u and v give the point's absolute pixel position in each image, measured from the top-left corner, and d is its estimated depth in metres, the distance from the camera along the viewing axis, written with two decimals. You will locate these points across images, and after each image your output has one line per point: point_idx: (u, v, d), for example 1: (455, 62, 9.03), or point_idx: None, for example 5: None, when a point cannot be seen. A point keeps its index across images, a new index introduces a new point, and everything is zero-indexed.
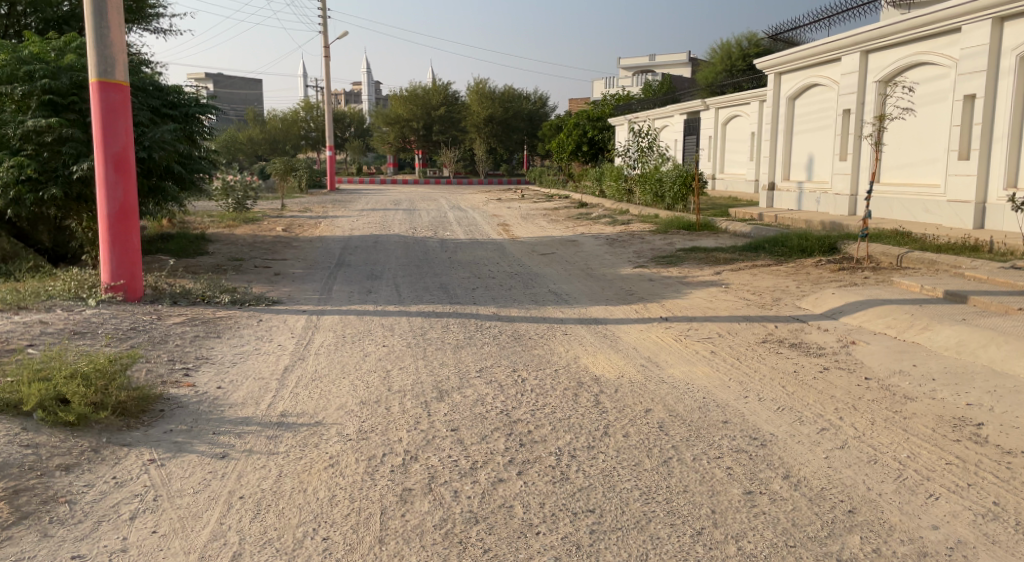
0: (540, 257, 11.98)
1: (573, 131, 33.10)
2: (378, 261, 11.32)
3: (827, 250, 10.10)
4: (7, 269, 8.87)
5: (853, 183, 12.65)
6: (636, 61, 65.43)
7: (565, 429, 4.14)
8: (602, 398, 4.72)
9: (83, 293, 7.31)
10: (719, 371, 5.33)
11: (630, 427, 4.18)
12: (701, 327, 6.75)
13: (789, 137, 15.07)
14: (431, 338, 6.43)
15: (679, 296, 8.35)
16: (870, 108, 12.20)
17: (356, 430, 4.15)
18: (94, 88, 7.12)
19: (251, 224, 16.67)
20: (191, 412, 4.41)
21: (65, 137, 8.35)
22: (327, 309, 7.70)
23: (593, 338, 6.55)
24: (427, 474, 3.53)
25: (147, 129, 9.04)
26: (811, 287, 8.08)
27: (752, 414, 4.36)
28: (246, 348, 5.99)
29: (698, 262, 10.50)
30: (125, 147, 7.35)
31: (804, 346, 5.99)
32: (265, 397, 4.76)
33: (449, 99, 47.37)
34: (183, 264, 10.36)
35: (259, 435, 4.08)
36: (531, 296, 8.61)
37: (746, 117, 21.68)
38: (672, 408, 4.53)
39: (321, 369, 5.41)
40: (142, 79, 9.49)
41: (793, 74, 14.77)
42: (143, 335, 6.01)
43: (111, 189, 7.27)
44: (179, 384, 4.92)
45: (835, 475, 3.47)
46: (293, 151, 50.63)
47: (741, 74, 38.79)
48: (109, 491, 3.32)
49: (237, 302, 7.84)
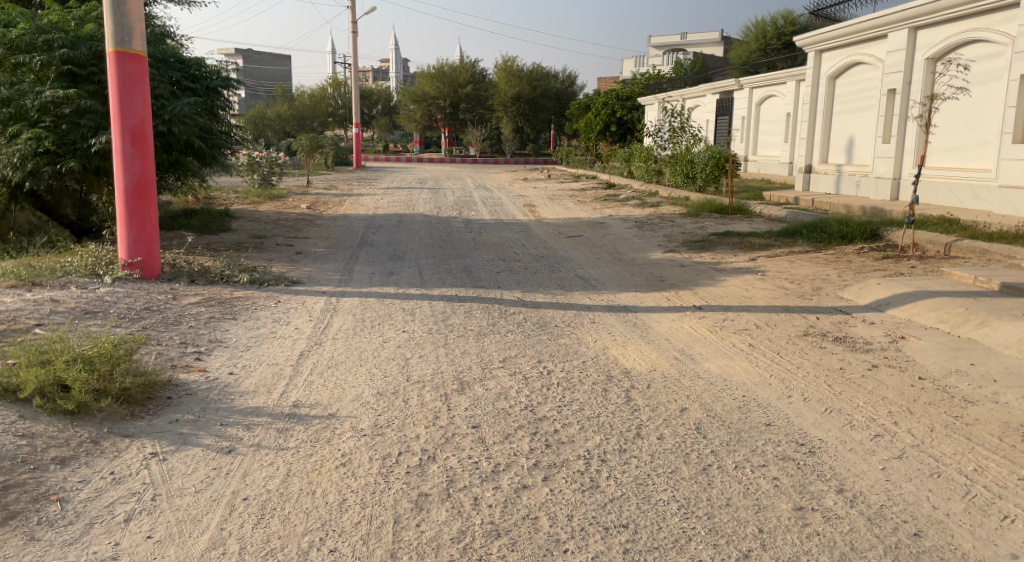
0: (567, 239, 11.66)
1: (601, 110, 32.51)
2: (401, 241, 11.07)
3: (869, 237, 9.64)
4: (25, 244, 8.80)
5: (896, 166, 12.09)
6: (667, 40, 64.40)
7: (594, 429, 3.85)
8: (634, 395, 4.41)
9: (100, 270, 7.14)
10: (759, 367, 4.98)
11: (665, 429, 3.87)
12: (738, 318, 6.39)
13: (828, 118, 14.47)
14: (453, 323, 6.15)
15: (713, 283, 7.96)
16: (917, 88, 11.60)
17: (371, 424, 3.90)
18: (110, 58, 6.89)
19: (276, 201, 16.52)
20: (199, 401, 4.19)
21: (83, 109, 8.19)
22: (348, 290, 7.46)
23: (623, 327, 6.23)
24: (445, 478, 3.27)
25: (167, 101, 8.82)
26: (853, 277, 7.65)
27: (797, 416, 4.03)
28: (262, 331, 5.76)
29: (732, 247, 10.09)
30: (142, 120, 7.12)
31: (849, 340, 5.61)
32: (278, 385, 4.52)
33: (476, 77, 46.98)
34: (204, 241, 10.20)
35: (269, 428, 3.85)
36: (557, 281, 8.29)
37: (781, 97, 20.96)
38: (709, 408, 4.20)
39: (337, 356, 5.16)
40: (164, 51, 9.25)
41: (834, 52, 14.13)
42: (156, 315, 5.82)
43: (128, 163, 7.07)
44: (189, 369, 4.70)
45: (895, 491, 3.13)
46: (320, 128, 50.59)
47: (776, 54, 37.62)
48: (105, 489, 3.13)
49: (256, 282, 7.62)
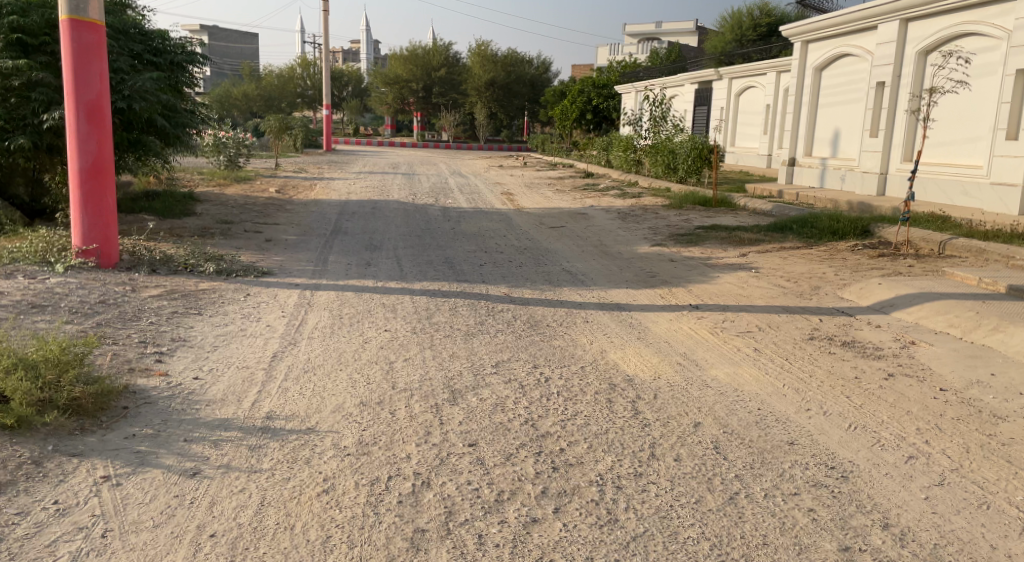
0: (549, 230, 11.28)
1: (577, 98, 32.18)
2: (377, 229, 10.57)
3: (860, 234, 9.45)
4: None
5: (883, 161, 11.93)
6: (642, 28, 64.39)
7: (604, 449, 3.48)
8: (641, 407, 4.06)
9: (51, 258, 6.55)
10: (770, 375, 4.67)
11: (681, 448, 3.52)
12: (738, 319, 6.08)
13: (813, 110, 14.27)
14: (438, 322, 5.74)
15: (706, 280, 7.66)
16: (908, 81, 11.42)
17: (356, 442, 3.49)
18: (64, 26, 6.28)
19: (243, 184, 15.84)
20: (160, 411, 3.72)
21: (35, 82, 7.55)
22: (323, 283, 6.99)
23: (619, 327, 5.88)
24: (443, 509, 2.88)
25: (127, 76, 8.19)
26: (851, 276, 7.40)
27: (821, 433, 3.73)
28: (230, 329, 5.28)
29: (721, 241, 9.81)
30: (100, 95, 6.55)
31: (858, 345, 5.35)
32: (248, 392, 4.07)
33: (450, 61, 46.16)
34: (166, 226, 9.60)
35: (239, 445, 3.41)
36: (544, 275, 7.91)
37: (761, 89, 20.78)
38: (725, 422, 3.87)
39: (314, 359, 4.71)
40: (124, 21, 8.62)
41: (821, 43, 13.89)
42: (113, 310, 5.30)
43: (84, 142, 6.49)
44: (148, 373, 4.22)
45: (946, 527, 2.86)
46: (289, 109, 49.35)
47: (752, 45, 37.44)
48: (46, 524, 2.67)
49: (223, 272, 7.10)
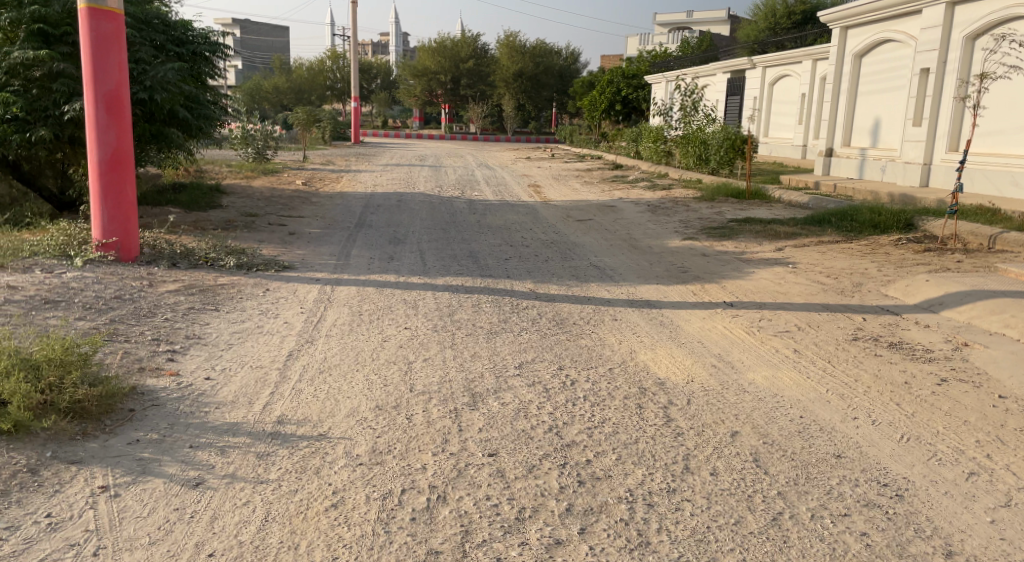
0: (577, 223, 11.01)
1: (607, 89, 31.75)
2: (401, 222, 10.40)
3: (903, 228, 9.02)
4: (15, 213, 8.19)
5: (927, 150, 11.44)
6: (673, 17, 63.59)
7: (633, 461, 3.23)
8: (674, 414, 3.79)
9: (71, 251, 6.48)
10: (811, 380, 4.37)
11: (717, 461, 3.25)
12: (775, 317, 5.77)
13: (852, 99, 13.75)
14: (460, 319, 5.53)
15: (741, 276, 7.33)
16: (955, 67, 10.91)
17: (369, 450, 3.29)
18: (83, 15, 6.16)
19: (270, 176, 15.79)
20: (167, 415, 3.56)
21: (56, 73, 7.48)
22: (344, 278, 6.82)
23: (649, 325, 5.61)
24: (460, 527, 2.68)
25: (149, 66, 8.07)
26: (896, 272, 7.03)
27: (870, 445, 3.44)
28: (246, 326, 5.11)
29: (755, 235, 9.45)
30: (120, 85, 6.43)
31: (906, 346, 5.02)
32: (261, 395, 3.90)
33: (478, 53, 45.89)
34: (190, 219, 9.52)
35: (246, 453, 3.23)
36: (571, 270, 7.65)
37: (796, 77, 20.20)
38: (764, 432, 3.60)
39: (330, 359, 4.52)
40: (146, 11, 8.51)
41: (861, 28, 13.36)
42: (128, 306, 5.17)
43: (103, 133, 6.38)
44: (158, 373, 4.07)
45: (1018, 557, 2.59)
46: (319, 102, 49.53)
47: (787, 33, 36.60)
48: (36, 540, 2.51)
49: (243, 266, 6.96)
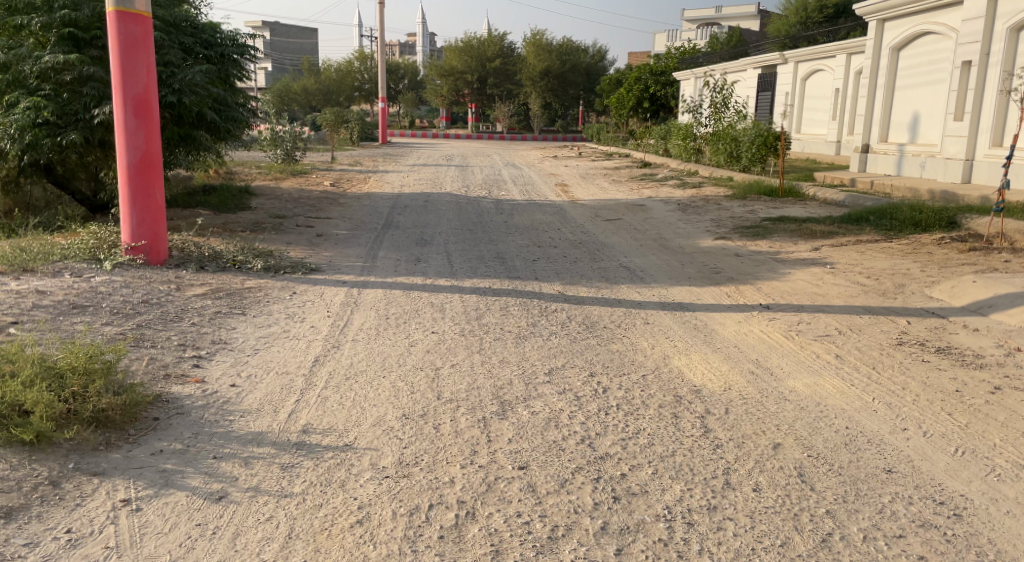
0: (605, 223, 10.84)
1: (634, 86, 31.34)
2: (428, 223, 10.32)
3: (946, 226, 8.71)
4: (47, 219, 8.39)
5: (969, 146, 11.06)
6: (701, 12, 62.91)
7: (671, 475, 3.08)
8: (712, 425, 3.63)
9: (100, 255, 6.50)
10: (856, 388, 4.17)
11: (760, 476, 3.09)
12: (815, 321, 5.57)
13: (889, 93, 13.36)
14: (488, 323, 5.41)
15: (776, 277, 7.12)
16: (998, 58, 10.52)
17: (396, 462, 3.18)
18: (111, 18, 6.16)
19: (298, 177, 15.86)
20: (191, 424, 3.51)
21: (86, 76, 7.52)
22: (370, 280, 6.75)
23: (683, 329, 5.44)
24: (489, 547, 2.56)
25: (177, 69, 8.06)
26: (940, 272, 6.75)
27: (922, 459, 3.24)
28: (273, 330, 5.06)
29: (790, 234, 9.20)
30: (147, 88, 6.42)
31: (954, 352, 4.78)
32: (286, 402, 3.82)
33: (504, 52, 45.78)
34: (219, 221, 9.54)
35: (271, 464, 3.15)
36: (600, 271, 7.49)
37: (830, 72, 19.76)
38: (809, 444, 3.42)
39: (357, 365, 4.44)
40: (175, 14, 8.54)
41: (898, 21, 12.98)
42: (155, 310, 5.15)
43: (131, 136, 6.38)
44: (184, 380, 4.02)
45: None
46: (347, 104, 49.84)
47: (818, 27, 35.92)
48: (55, 557, 2.46)
49: (271, 269, 6.93)
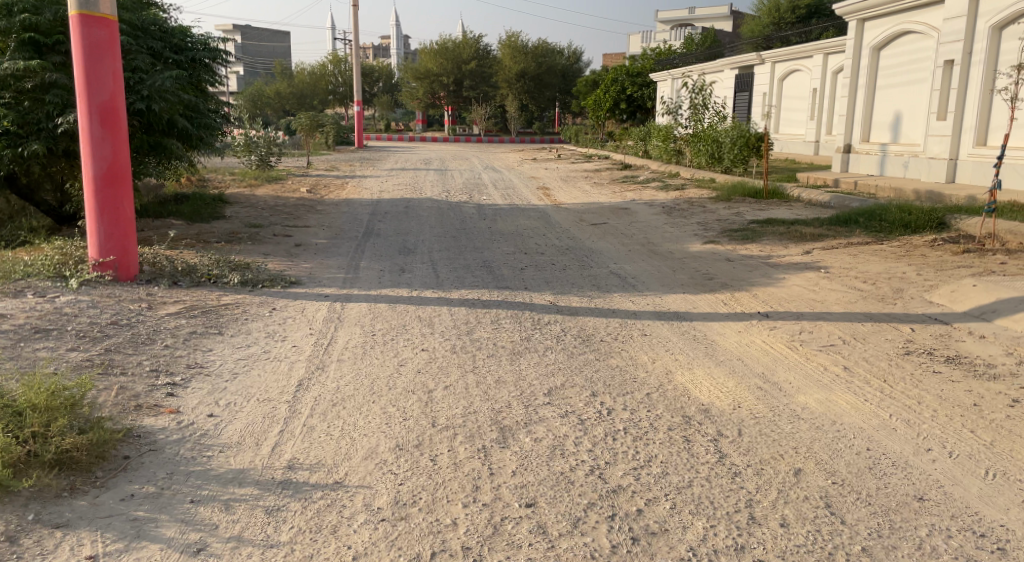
0: (591, 227, 10.64)
1: (611, 87, 31.32)
2: (410, 230, 10.04)
3: (936, 227, 8.62)
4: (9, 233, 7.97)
5: (953, 145, 11.04)
6: (674, 14, 63.28)
7: (690, 510, 2.87)
8: (726, 449, 3.41)
9: (65, 271, 6.13)
10: (871, 403, 3.98)
11: (786, 508, 2.88)
12: (817, 329, 5.39)
13: (870, 93, 13.34)
14: (480, 339, 5.16)
15: (771, 282, 6.95)
16: (981, 57, 10.50)
17: (392, 502, 2.92)
18: (74, 22, 5.82)
19: (274, 183, 15.47)
20: (165, 462, 3.21)
21: (48, 83, 7.14)
22: (354, 293, 6.46)
23: (682, 341, 5.23)
24: None
25: (145, 75, 7.71)
26: (938, 276, 6.62)
27: (953, 484, 3.06)
28: (252, 351, 4.76)
29: (780, 237, 9.07)
30: (115, 96, 6.07)
31: (964, 361, 4.63)
32: (268, 434, 3.53)
33: (480, 53, 45.53)
34: (192, 232, 9.17)
35: (254, 508, 2.88)
36: (591, 279, 7.28)
37: (807, 72, 19.80)
38: (831, 469, 3.22)
39: (344, 389, 4.15)
40: (143, 17, 8.19)
41: (879, 21, 12.97)
42: (126, 333, 4.82)
43: (97, 146, 6.03)
44: (157, 412, 3.71)
45: None
46: (321, 107, 49.21)
47: (792, 28, 36.18)
48: None
49: (248, 283, 6.61)
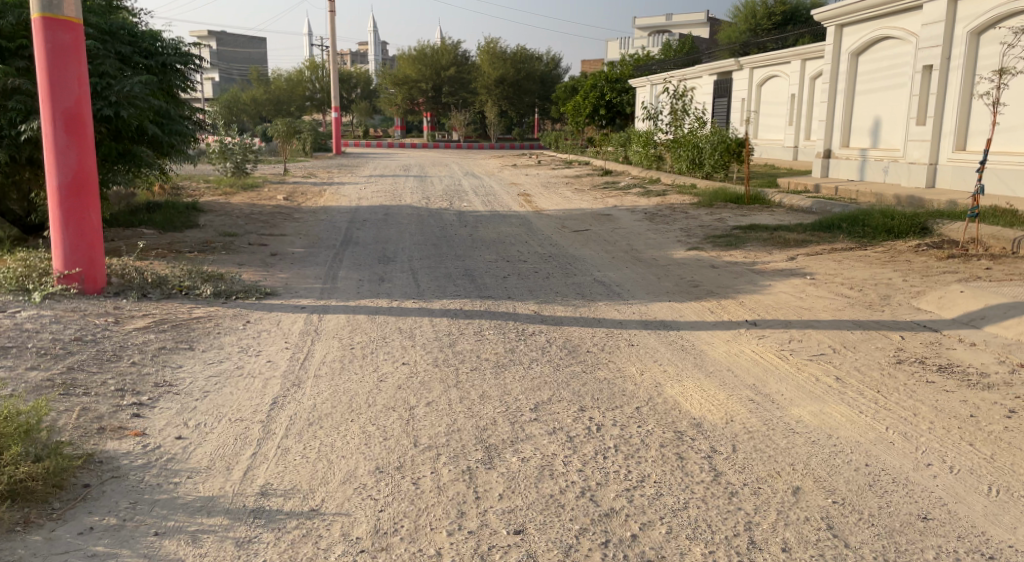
0: (573, 234, 10.51)
1: (590, 93, 31.31)
2: (390, 238, 9.85)
3: (919, 232, 8.61)
4: None
5: (933, 150, 11.09)
6: (651, 20, 63.63)
7: (687, 535, 2.73)
8: (721, 467, 3.28)
9: (29, 285, 5.87)
10: (866, 415, 3.87)
11: (786, 531, 2.75)
12: (806, 338, 5.29)
13: (849, 98, 13.39)
14: (462, 352, 4.98)
15: (757, 289, 6.86)
16: (959, 63, 10.56)
17: (371, 531, 2.75)
18: (37, 25, 5.58)
19: (250, 191, 15.17)
20: (129, 490, 3.01)
21: (10, 89, 6.87)
22: (331, 304, 6.26)
23: (671, 351, 5.10)
24: None
25: (113, 81, 7.47)
26: (924, 282, 6.57)
27: (956, 501, 2.95)
28: (224, 368, 4.55)
29: (763, 243, 9.00)
30: (81, 101, 5.84)
31: (956, 369, 4.55)
32: (240, 458, 3.33)
33: (459, 60, 45.37)
34: (163, 242, 8.90)
35: (224, 540, 2.69)
36: (575, 287, 7.14)
37: (785, 78, 19.91)
38: (831, 487, 3.10)
39: (321, 407, 3.96)
40: (111, 21, 7.94)
41: (857, 27, 13.03)
42: (90, 349, 4.59)
43: (62, 154, 5.78)
44: (121, 435, 3.50)
45: None
46: (298, 114, 48.71)
47: (768, 35, 36.47)
48: None
49: (221, 295, 6.38)
